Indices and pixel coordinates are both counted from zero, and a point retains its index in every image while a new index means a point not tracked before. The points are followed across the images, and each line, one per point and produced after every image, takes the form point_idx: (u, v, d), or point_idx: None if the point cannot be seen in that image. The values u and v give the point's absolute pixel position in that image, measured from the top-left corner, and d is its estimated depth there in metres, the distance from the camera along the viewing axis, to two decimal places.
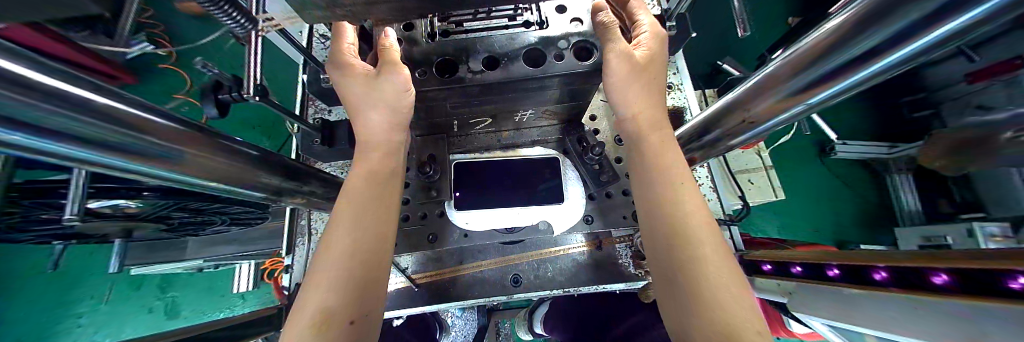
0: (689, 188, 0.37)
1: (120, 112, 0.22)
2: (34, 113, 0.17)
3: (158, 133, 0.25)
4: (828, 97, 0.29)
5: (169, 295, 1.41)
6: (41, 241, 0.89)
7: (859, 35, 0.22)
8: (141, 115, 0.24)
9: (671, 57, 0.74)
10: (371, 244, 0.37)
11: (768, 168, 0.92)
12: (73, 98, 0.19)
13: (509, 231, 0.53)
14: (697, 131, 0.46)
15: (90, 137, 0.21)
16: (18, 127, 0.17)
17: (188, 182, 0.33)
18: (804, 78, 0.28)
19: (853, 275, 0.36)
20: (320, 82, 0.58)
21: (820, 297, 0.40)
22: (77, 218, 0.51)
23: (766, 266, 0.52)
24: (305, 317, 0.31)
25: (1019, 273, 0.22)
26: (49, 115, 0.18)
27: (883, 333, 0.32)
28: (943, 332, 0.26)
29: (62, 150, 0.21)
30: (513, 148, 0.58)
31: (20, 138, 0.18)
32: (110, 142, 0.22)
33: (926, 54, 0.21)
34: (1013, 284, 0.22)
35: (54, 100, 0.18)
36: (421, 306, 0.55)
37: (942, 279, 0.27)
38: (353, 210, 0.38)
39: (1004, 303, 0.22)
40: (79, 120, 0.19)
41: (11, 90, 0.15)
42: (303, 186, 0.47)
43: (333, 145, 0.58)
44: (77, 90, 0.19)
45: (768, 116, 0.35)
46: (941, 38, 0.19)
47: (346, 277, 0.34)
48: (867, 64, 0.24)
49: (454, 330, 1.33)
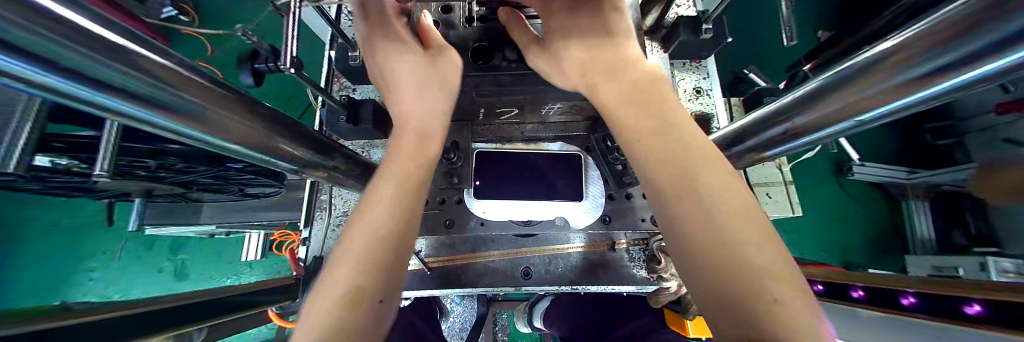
0: (698, 153, 0.33)
1: (166, 71, 0.22)
2: (86, 62, 0.17)
3: (197, 94, 0.25)
4: (879, 117, 0.28)
5: (179, 258, 1.46)
6: (65, 194, 0.92)
7: (923, 57, 0.21)
8: (182, 73, 0.24)
9: (701, 61, 0.72)
10: (396, 227, 0.36)
11: (787, 183, 0.90)
12: (118, 50, 0.19)
13: (523, 223, 0.54)
14: (728, 141, 0.45)
15: (138, 91, 0.21)
16: (70, 75, 0.17)
17: (216, 145, 0.32)
18: (855, 94, 0.27)
19: (878, 298, 0.35)
20: (349, 60, 0.59)
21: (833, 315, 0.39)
22: (106, 174, 0.52)
23: None
24: (332, 293, 0.30)
25: None
26: (100, 67, 0.18)
27: None
28: None
29: (113, 104, 0.21)
30: (536, 142, 0.57)
31: (72, 88, 0.18)
32: (158, 99, 0.23)
33: (983, 84, 0.20)
34: None
35: (98, 50, 0.17)
36: (433, 289, 0.56)
37: (974, 309, 0.27)
38: (388, 195, 0.37)
39: None
40: (122, 73, 0.19)
41: (61, 35, 0.15)
42: (328, 161, 0.47)
43: (358, 123, 0.58)
44: (122, 42, 0.19)
45: (808, 131, 0.34)
46: (1004, 67, 0.18)
47: (372, 259, 0.33)
48: (919, 87, 0.23)
49: (451, 316, 1.42)
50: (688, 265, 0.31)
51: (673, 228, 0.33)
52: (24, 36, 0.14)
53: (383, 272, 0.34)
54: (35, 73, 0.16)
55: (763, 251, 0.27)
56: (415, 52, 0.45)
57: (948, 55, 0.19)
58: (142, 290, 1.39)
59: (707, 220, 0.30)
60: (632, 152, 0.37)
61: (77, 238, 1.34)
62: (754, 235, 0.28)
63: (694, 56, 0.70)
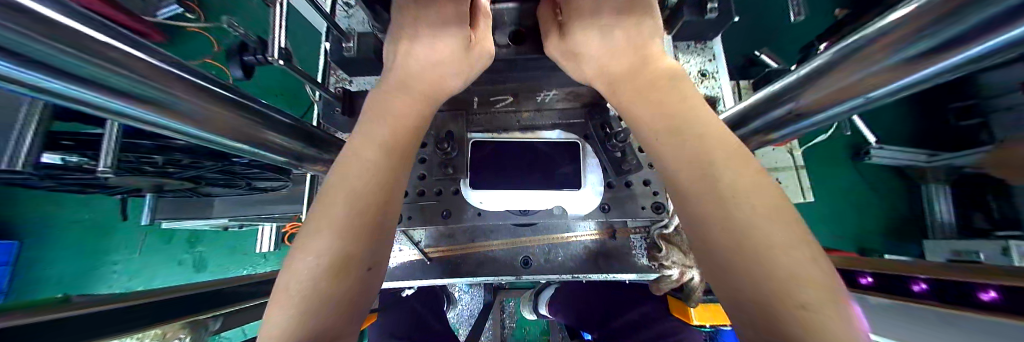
0: (720, 136, 0.32)
1: (143, 64, 0.22)
2: (63, 59, 0.17)
3: (177, 87, 0.25)
4: (891, 92, 0.26)
5: (197, 250, 1.52)
6: (83, 191, 0.96)
7: (933, 27, 0.19)
8: (166, 69, 0.24)
9: (707, 42, 0.69)
10: (373, 199, 0.34)
11: (799, 168, 0.87)
12: (95, 45, 0.18)
13: (522, 213, 0.53)
14: (732, 124, 0.43)
15: (122, 88, 0.21)
16: (48, 71, 0.17)
17: (218, 142, 0.32)
18: (860, 71, 0.25)
19: (885, 284, 0.34)
20: (343, 52, 0.58)
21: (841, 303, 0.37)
22: (110, 170, 0.53)
23: None
24: (308, 263, 0.30)
25: None
26: (79, 63, 0.18)
27: None
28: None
29: (100, 101, 0.21)
30: (532, 131, 0.55)
31: (54, 85, 0.18)
32: (144, 96, 0.23)
33: (993, 58, 0.19)
34: None
35: (76, 46, 0.17)
36: (434, 279, 0.57)
37: (990, 295, 0.26)
38: (357, 162, 0.35)
39: None
40: (108, 71, 0.20)
41: (34, 31, 0.15)
42: (325, 154, 0.47)
43: (353, 115, 0.58)
44: (97, 36, 0.19)
45: (813, 112, 0.32)
46: (1010, 40, 0.16)
47: (351, 233, 0.32)
48: (925, 63, 0.21)
49: (460, 303, 1.51)
50: (707, 258, 0.31)
51: (690, 212, 0.32)
52: (5, 36, 0.14)
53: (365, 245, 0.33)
54: (13, 71, 0.16)
55: (792, 252, 0.25)
56: (413, 35, 0.44)
57: (954, 28, 0.18)
58: (163, 281, 1.45)
59: (727, 201, 0.29)
60: (652, 150, 0.37)
61: (99, 232, 1.40)
62: (783, 234, 0.26)
63: (699, 37, 0.66)
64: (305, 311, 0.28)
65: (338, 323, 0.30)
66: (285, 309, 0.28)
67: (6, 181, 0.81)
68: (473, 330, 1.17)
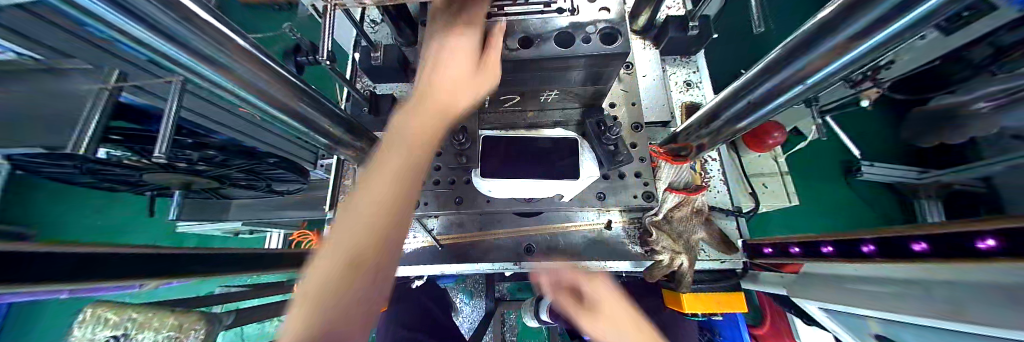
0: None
1: (244, 50, 0.28)
2: (182, 32, 0.23)
3: (262, 69, 0.31)
4: (824, 77, 0.32)
5: None
6: (114, 188, 1.03)
7: (835, 26, 0.25)
8: (258, 56, 0.30)
9: (691, 57, 0.77)
10: (392, 199, 0.36)
11: (784, 174, 0.92)
12: (213, 30, 0.25)
13: (527, 201, 0.60)
14: (708, 116, 0.49)
15: (221, 63, 0.28)
16: (167, 39, 0.23)
17: (276, 117, 0.39)
18: (800, 60, 0.31)
19: (847, 249, 0.43)
20: (371, 60, 0.68)
21: (840, 290, 0.45)
22: (161, 156, 0.60)
23: (794, 249, 0.52)
24: (326, 262, 0.32)
25: (983, 237, 0.27)
26: (195, 39, 0.24)
27: (881, 313, 0.38)
28: (934, 305, 0.33)
29: (202, 70, 0.28)
30: (536, 128, 0.62)
31: (172, 49, 0.24)
32: (235, 71, 0.29)
33: (893, 42, 0.24)
34: (981, 245, 0.28)
35: (194, 25, 0.23)
36: (445, 263, 0.62)
37: (922, 246, 0.33)
38: (379, 162, 0.38)
39: (971, 261, 0.28)
40: (212, 48, 0.26)
41: (166, 8, 0.21)
42: (355, 141, 0.53)
43: (378, 113, 0.67)
44: (220, 27, 0.25)
45: (770, 98, 0.38)
46: (890, 31, 0.22)
47: (367, 233, 0.34)
48: (843, 49, 0.27)
49: (461, 314, 1.54)
50: None
51: None
52: (148, 6, 0.19)
53: (393, 236, 0.36)
54: (148, 37, 0.22)
55: None
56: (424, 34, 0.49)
57: (853, 26, 0.24)
58: None
59: None
60: None
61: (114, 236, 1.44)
62: None
63: (684, 52, 0.75)
64: (316, 311, 0.29)
65: (348, 327, 0.31)
66: (302, 302, 0.30)
67: (50, 174, 0.89)
68: (472, 335, 1.21)
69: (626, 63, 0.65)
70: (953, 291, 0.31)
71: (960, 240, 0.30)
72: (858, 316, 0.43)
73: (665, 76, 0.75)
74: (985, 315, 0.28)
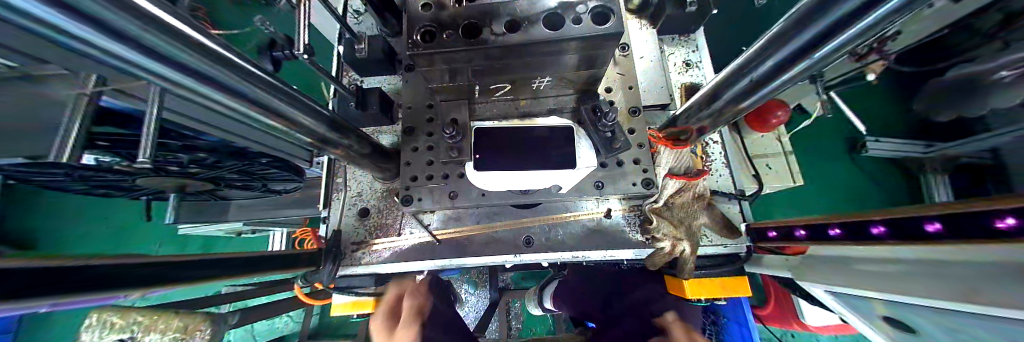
0: None
1: (219, 53, 0.26)
2: (154, 42, 0.20)
3: (240, 71, 0.28)
4: (831, 52, 0.30)
5: None
6: (109, 194, 1.02)
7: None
8: (234, 58, 0.27)
9: (691, 35, 0.74)
10: None
11: (787, 154, 0.90)
12: (186, 35, 0.22)
13: (523, 192, 0.58)
14: (708, 97, 0.46)
15: (197, 71, 0.25)
16: (138, 50, 0.20)
17: (259, 119, 0.36)
18: (806, 35, 0.28)
19: (855, 233, 0.39)
20: (355, 52, 0.65)
21: (848, 273, 0.44)
22: (146, 161, 0.58)
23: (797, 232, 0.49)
24: None
25: (1006, 214, 0.24)
26: (170, 48, 0.21)
27: (893, 297, 0.37)
28: (951, 288, 0.31)
29: (177, 78, 0.25)
30: (529, 118, 0.58)
31: (144, 61, 0.21)
32: (210, 77, 0.26)
33: (905, 11, 0.22)
34: (999, 223, 0.25)
35: (167, 32, 0.20)
36: (444, 258, 0.61)
37: (935, 226, 0.30)
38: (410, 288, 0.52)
39: (993, 241, 0.25)
40: (186, 56, 0.23)
41: (137, 19, 0.18)
42: (344, 139, 0.50)
43: (365, 108, 0.64)
44: (191, 32, 0.22)
45: (773, 77, 0.36)
46: (902, 1, 0.20)
47: None
48: (851, 22, 0.24)
49: (466, 305, 1.57)
50: None
51: None
52: (117, 18, 0.17)
53: None
54: (118, 49, 0.19)
55: None
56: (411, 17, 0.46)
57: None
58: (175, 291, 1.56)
59: None
60: None
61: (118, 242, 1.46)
62: None
63: (683, 30, 0.72)
64: None
65: None
66: None
67: (42, 183, 0.88)
68: (478, 326, 1.23)
69: (621, 45, 0.62)
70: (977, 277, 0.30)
71: (977, 218, 0.27)
72: (867, 298, 0.42)
73: (664, 57, 0.72)
74: (1004, 300, 0.27)
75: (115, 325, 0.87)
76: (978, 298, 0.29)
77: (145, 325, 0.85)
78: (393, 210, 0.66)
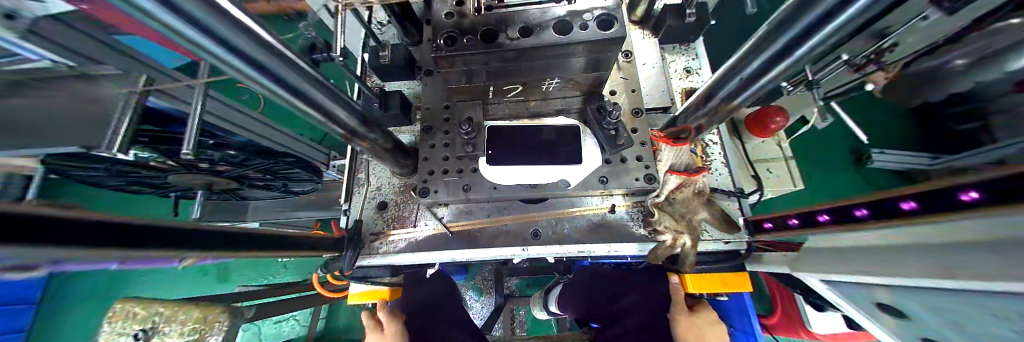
0: None
1: (267, 40, 0.30)
2: (213, 22, 0.24)
3: (285, 59, 0.33)
4: (809, 51, 0.33)
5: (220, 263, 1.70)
6: (139, 191, 1.09)
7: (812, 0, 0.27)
8: (279, 46, 0.32)
9: (690, 45, 0.79)
10: None
11: (788, 159, 0.93)
12: (239, 20, 0.26)
13: (531, 187, 0.62)
14: (706, 95, 0.50)
15: (249, 55, 0.29)
16: (200, 30, 0.24)
17: (300, 108, 0.41)
18: (787, 35, 0.33)
19: (842, 216, 0.42)
20: (380, 58, 0.72)
21: (847, 263, 0.46)
22: (189, 153, 0.63)
23: (794, 222, 0.52)
24: None
25: (959, 189, 0.27)
26: (225, 29, 0.25)
27: (892, 281, 0.39)
28: (944, 266, 0.33)
29: (232, 61, 0.29)
30: (538, 118, 0.64)
31: (205, 41, 0.25)
32: (260, 61, 0.31)
33: (861, 17, 0.26)
34: (959, 196, 0.27)
35: (224, 15, 0.24)
36: (455, 249, 0.64)
37: (909, 204, 0.33)
38: None
39: (957, 213, 0.28)
40: (238, 39, 0.27)
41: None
42: (370, 132, 0.55)
43: (387, 108, 0.70)
44: (244, 17, 0.26)
45: (761, 74, 0.40)
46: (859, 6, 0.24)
47: None
48: (821, 24, 0.29)
49: (471, 312, 1.56)
50: None
51: None
52: None
53: None
54: (186, 29, 0.23)
55: None
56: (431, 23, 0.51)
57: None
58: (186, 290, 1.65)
59: None
60: None
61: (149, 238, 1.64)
62: None
63: (683, 40, 0.77)
64: None
65: None
66: None
67: (82, 178, 0.94)
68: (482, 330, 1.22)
69: (624, 52, 0.67)
70: (958, 255, 0.32)
71: (934, 195, 0.30)
72: (868, 286, 0.44)
73: (665, 64, 0.76)
74: (988, 272, 0.29)
75: (137, 316, 0.89)
76: (966, 275, 0.31)
77: (165, 315, 0.87)
78: (409, 204, 0.70)
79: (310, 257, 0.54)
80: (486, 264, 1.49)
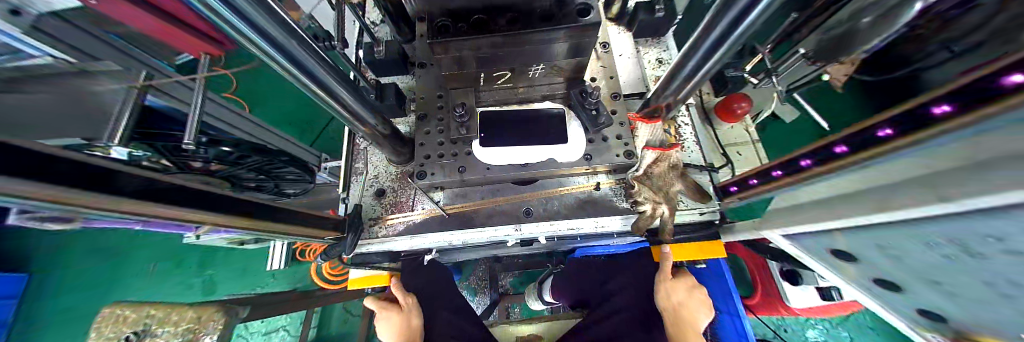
0: None
1: (278, 14, 0.33)
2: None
3: (294, 35, 0.36)
4: (748, 28, 0.40)
5: (207, 273, 1.70)
6: None
7: None
8: (288, 21, 0.35)
9: (661, 39, 0.86)
10: None
11: (756, 142, 1.01)
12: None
13: (523, 167, 0.66)
14: (673, 74, 0.56)
15: (261, 26, 0.32)
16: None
17: (306, 83, 0.44)
18: (728, 15, 0.39)
19: (789, 167, 0.47)
20: (375, 53, 0.76)
21: (802, 216, 0.52)
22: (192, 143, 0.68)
23: (751, 181, 0.57)
24: None
25: (882, 127, 0.33)
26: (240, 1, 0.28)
27: (837, 225, 0.45)
28: (871, 204, 0.39)
29: (246, 30, 0.32)
30: (527, 103, 0.71)
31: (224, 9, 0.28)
32: (273, 34, 0.34)
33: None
34: (880, 133, 0.33)
35: None
36: (452, 229, 0.68)
37: (841, 148, 0.38)
38: None
39: (877, 148, 0.33)
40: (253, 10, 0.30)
41: None
42: (369, 117, 0.58)
43: (383, 100, 0.74)
44: None
45: (714, 52, 0.46)
46: None
47: None
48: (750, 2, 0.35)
49: None
50: None
51: None
52: None
53: None
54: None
55: None
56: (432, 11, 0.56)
57: None
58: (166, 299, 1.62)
59: None
60: None
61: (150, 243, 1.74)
62: None
63: (653, 34, 0.85)
64: None
65: None
66: None
67: None
68: None
69: (601, 43, 0.74)
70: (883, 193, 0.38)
71: (860, 135, 0.35)
72: (823, 233, 0.49)
73: (639, 55, 0.84)
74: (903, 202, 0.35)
75: (127, 319, 0.80)
76: (889, 208, 0.37)
77: (155, 317, 0.79)
78: (407, 190, 0.74)
79: (308, 234, 0.57)
80: (481, 261, 1.51)
